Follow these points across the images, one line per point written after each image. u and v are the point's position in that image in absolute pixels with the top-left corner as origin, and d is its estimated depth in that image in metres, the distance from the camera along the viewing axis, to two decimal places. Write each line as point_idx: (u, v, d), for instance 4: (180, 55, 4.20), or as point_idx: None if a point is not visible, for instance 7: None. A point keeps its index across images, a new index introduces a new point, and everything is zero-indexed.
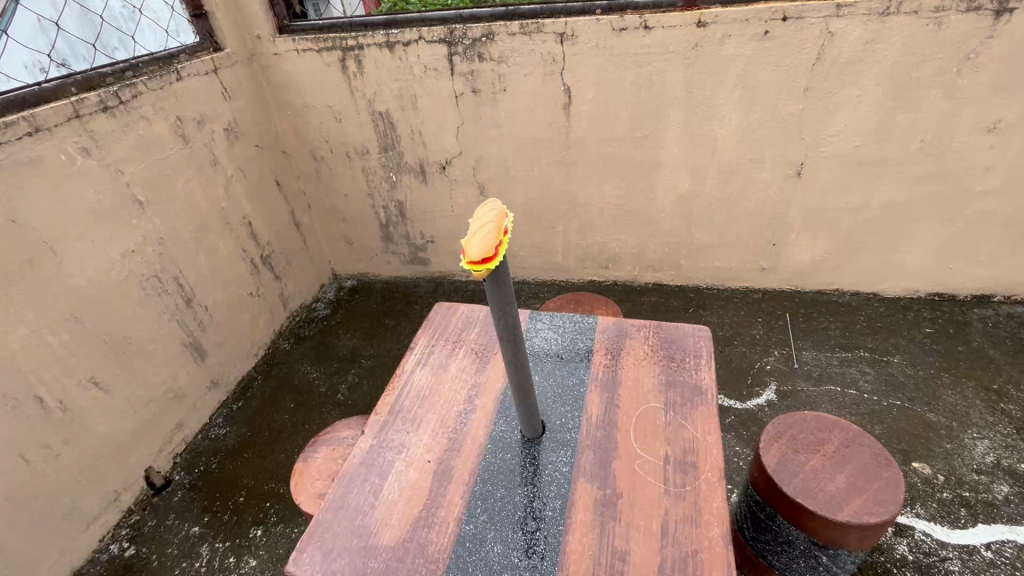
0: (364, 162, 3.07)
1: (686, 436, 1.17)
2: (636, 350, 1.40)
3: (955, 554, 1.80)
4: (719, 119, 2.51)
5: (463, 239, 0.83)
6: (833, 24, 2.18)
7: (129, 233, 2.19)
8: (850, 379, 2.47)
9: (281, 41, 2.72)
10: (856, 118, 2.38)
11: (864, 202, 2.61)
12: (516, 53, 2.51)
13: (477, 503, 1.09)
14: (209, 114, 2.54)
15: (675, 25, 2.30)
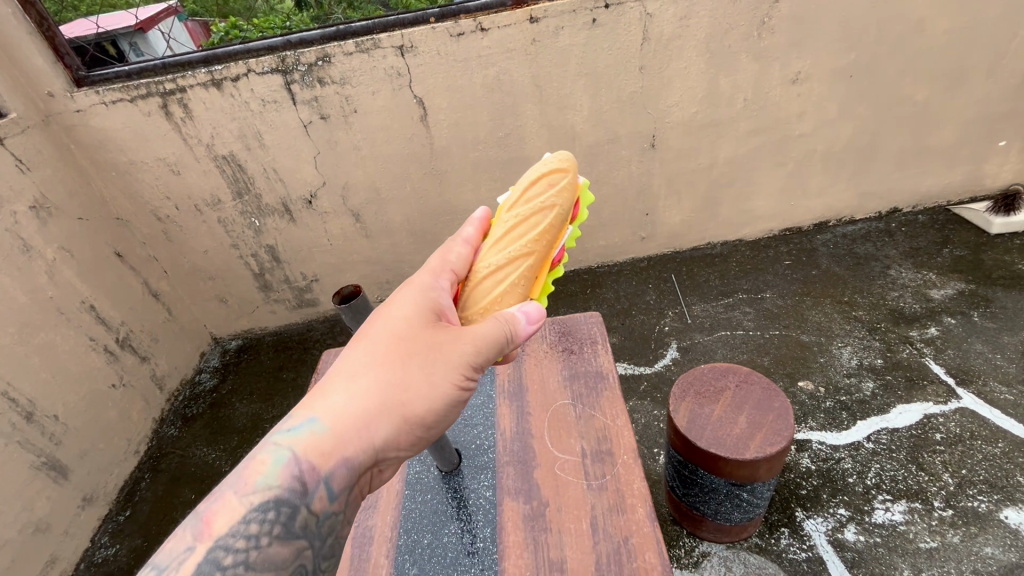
0: (218, 212, 2.79)
1: (597, 425, 1.19)
2: (536, 350, 1.40)
3: (846, 453, 2.03)
4: (572, 108, 2.62)
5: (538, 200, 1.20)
6: (649, 6, 2.35)
7: None
8: (735, 321, 2.71)
9: (81, 95, 2.37)
10: (687, 89, 2.61)
11: (712, 160, 2.87)
12: (357, 72, 2.41)
13: (405, 558, 1.02)
14: (6, 193, 2.14)
15: (509, 23, 2.34)
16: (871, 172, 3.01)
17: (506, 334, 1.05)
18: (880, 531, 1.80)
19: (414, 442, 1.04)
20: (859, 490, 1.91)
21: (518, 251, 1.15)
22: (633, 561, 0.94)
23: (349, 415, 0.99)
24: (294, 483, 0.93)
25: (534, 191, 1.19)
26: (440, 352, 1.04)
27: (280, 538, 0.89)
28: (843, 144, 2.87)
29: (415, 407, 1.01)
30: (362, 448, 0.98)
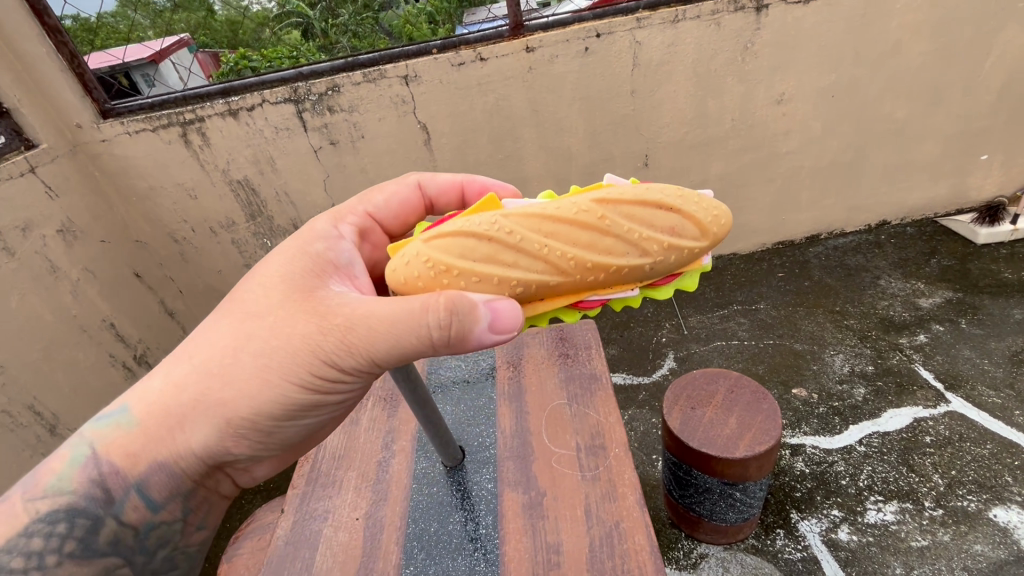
0: (232, 234, 2.92)
1: (592, 422, 1.28)
2: (535, 353, 1.50)
3: (839, 456, 2.09)
4: (567, 130, 2.76)
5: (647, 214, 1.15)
6: (638, 34, 2.50)
7: None
8: (730, 332, 2.80)
9: (107, 126, 2.53)
10: (677, 110, 2.75)
11: (704, 177, 2.99)
12: (364, 100, 2.56)
13: (414, 544, 1.10)
14: (36, 218, 2.28)
15: (507, 53, 2.49)
16: (858, 187, 3.13)
17: (467, 324, 1.00)
18: (873, 530, 1.85)
19: (244, 443, 1.18)
20: (852, 492, 1.96)
21: (566, 261, 1.11)
22: (624, 543, 1.02)
23: (171, 420, 1.16)
24: (95, 492, 1.17)
25: (649, 221, 1.14)
26: (278, 355, 1.11)
27: (89, 522, 1.17)
28: (828, 160, 3.00)
29: (240, 414, 1.12)
30: (177, 453, 1.16)
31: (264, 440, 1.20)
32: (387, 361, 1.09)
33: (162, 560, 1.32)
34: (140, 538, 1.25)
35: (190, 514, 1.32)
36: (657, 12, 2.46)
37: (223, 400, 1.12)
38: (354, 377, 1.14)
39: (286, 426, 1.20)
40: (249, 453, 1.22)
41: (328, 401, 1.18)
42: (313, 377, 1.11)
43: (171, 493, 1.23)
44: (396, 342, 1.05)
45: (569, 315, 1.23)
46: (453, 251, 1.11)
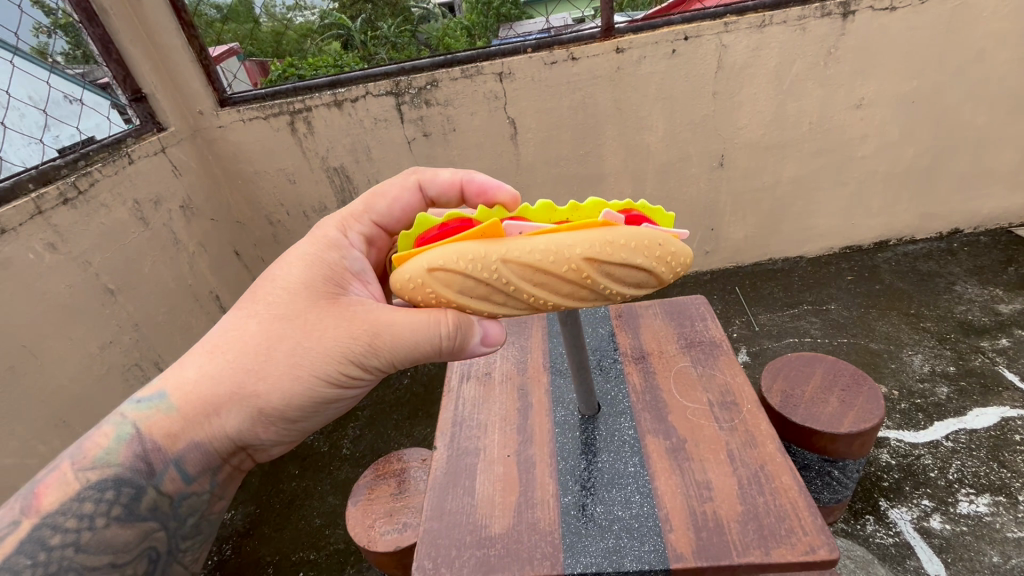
0: (323, 218, 3.11)
1: (719, 381, 1.37)
2: (652, 323, 1.61)
3: (925, 450, 2.11)
4: (648, 128, 2.87)
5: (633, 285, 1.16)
6: (725, 38, 2.61)
7: (103, 324, 2.08)
8: (802, 329, 2.83)
9: (224, 114, 2.74)
10: (756, 112, 2.84)
11: (776, 179, 3.06)
12: (460, 95, 2.72)
13: (567, 478, 1.21)
14: (165, 193, 2.49)
15: (597, 53, 2.63)
16: (932, 193, 3.15)
17: (465, 341, 1.17)
18: (966, 520, 1.87)
19: (273, 432, 1.21)
20: (941, 484, 1.99)
21: (547, 301, 1.13)
22: (771, 482, 1.10)
23: (205, 408, 1.15)
24: (140, 464, 1.14)
25: (630, 275, 1.12)
26: (310, 350, 1.14)
27: (121, 507, 1.11)
28: (903, 166, 3.03)
29: (273, 406, 1.15)
30: (215, 436, 1.16)
31: (290, 431, 1.24)
32: (408, 360, 1.17)
33: (193, 527, 1.23)
34: (175, 506, 1.19)
35: (221, 486, 1.26)
36: (745, 16, 2.56)
37: (258, 392, 1.13)
38: (378, 374, 1.20)
39: (314, 418, 1.24)
40: (276, 441, 1.25)
41: (352, 395, 1.24)
42: (343, 374, 1.16)
43: (206, 469, 1.19)
44: (421, 344, 1.13)
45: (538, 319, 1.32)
46: (442, 282, 1.11)
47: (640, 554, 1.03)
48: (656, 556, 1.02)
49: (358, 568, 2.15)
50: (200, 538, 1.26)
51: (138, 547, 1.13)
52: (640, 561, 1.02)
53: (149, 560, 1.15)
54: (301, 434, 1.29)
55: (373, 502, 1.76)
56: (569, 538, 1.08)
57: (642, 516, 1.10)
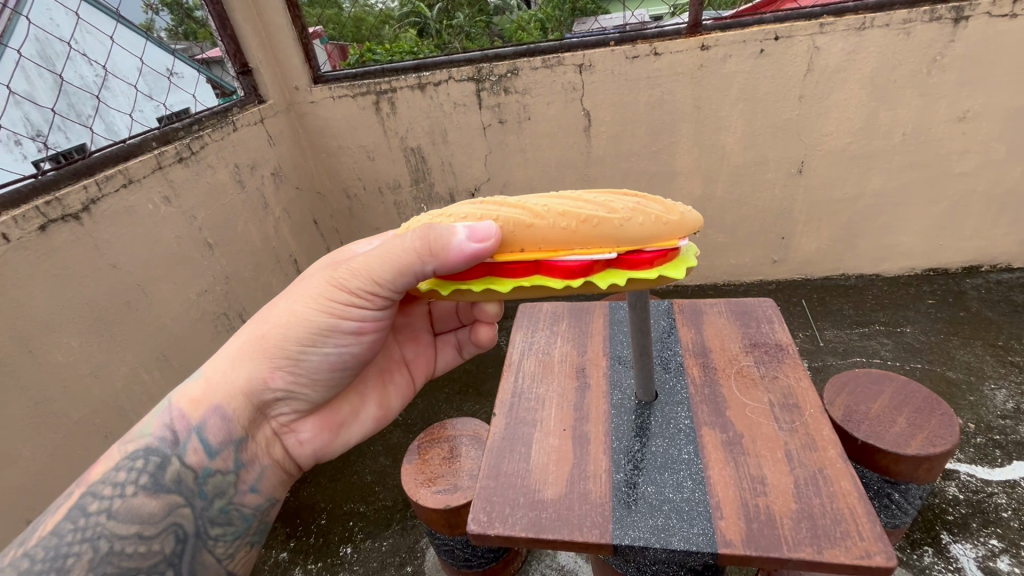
0: (396, 195, 3.26)
1: (782, 383, 1.37)
2: (715, 321, 1.61)
3: (999, 488, 1.98)
4: (725, 129, 2.82)
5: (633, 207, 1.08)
6: (819, 40, 2.52)
7: (201, 272, 2.30)
8: (872, 350, 2.69)
9: (317, 90, 2.93)
10: (844, 119, 2.72)
11: (859, 191, 2.92)
12: (539, 84, 2.77)
13: (620, 456, 1.25)
14: (259, 160, 2.70)
15: (681, 50, 2.61)
16: None
17: (443, 236, 1.09)
18: None
19: (282, 376, 1.26)
20: (1013, 526, 1.87)
21: (536, 208, 1.10)
22: (830, 486, 1.10)
23: (223, 363, 1.27)
24: (167, 432, 1.20)
25: (619, 198, 1.10)
26: (303, 291, 1.26)
27: (151, 477, 1.15)
28: (1005, 187, 2.82)
29: (272, 340, 1.23)
30: (230, 393, 1.24)
31: (298, 374, 1.28)
32: (388, 280, 1.18)
33: (220, 512, 1.24)
34: (200, 483, 1.21)
35: (246, 468, 1.28)
36: (843, 18, 2.46)
37: (261, 331, 1.25)
38: (365, 301, 1.22)
39: (316, 358, 1.27)
40: (288, 389, 1.28)
41: (348, 330, 1.26)
42: (330, 302, 1.22)
43: (227, 437, 1.24)
44: (392, 256, 1.14)
45: (548, 282, 1.11)
46: (442, 212, 1.22)
47: (688, 535, 1.06)
48: (704, 540, 1.04)
49: (404, 525, 2.28)
50: (231, 528, 1.26)
51: (164, 521, 1.15)
52: (688, 541, 1.05)
53: (176, 538, 1.16)
54: (312, 382, 1.31)
55: (426, 462, 1.87)
56: (619, 511, 1.12)
57: (694, 501, 1.12)
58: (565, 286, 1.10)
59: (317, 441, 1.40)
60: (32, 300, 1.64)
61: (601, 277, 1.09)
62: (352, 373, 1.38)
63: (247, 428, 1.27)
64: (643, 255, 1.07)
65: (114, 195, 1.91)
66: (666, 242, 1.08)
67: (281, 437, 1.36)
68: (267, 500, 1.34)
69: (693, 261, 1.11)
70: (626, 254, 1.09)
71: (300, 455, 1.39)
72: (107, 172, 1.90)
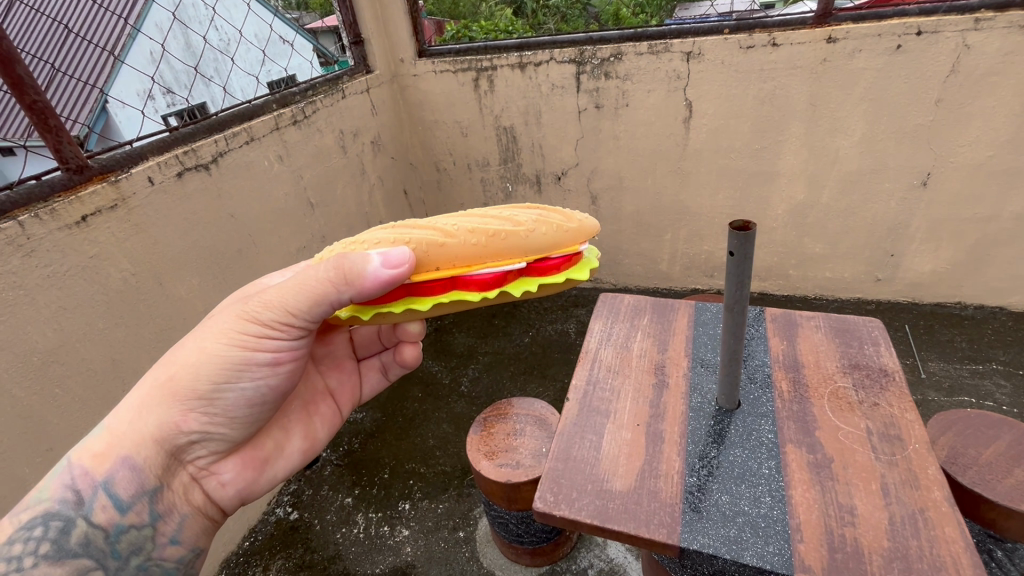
0: (483, 173, 3.30)
1: (884, 412, 1.26)
2: (812, 336, 1.51)
3: None
4: (843, 131, 2.59)
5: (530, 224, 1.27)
6: (971, 37, 2.24)
7: (301, 230, 2.47)
8: (985, 390, 2.42)
9: (420, 64, 3.02)
10: (989, 129, 2.41)
11: (994, 212, 2.60)
12: (642, 71, 2.68)
13: (694, 460, 1.22)
14: (361, 128, 2.83)
15: (804, 41, 2.41)
16: None
17: (358, 264, 1.16)
18: None
19: (196, 417, 1.23)
20: None
21: (448, 228, 1.26)
22: (932, 529, 1.01)
23: (125, 413, 1.21)
24: (68, 494, 1.13)
25: (520, 213, 1.30)
26: (211, 329, 1.25)
27: (52, 544, 1.08)
28: None
29: (181, 382, 1.20)
30: (140, 441, 1.19)
31: (213, 413, 1.26)
32: (303, 309, 1.21)
33: (136, 569, 1.20)
34: (112, 541, 1.16)
35: (161, 520, 1.25)
36: (1006, 13, 2.16)
37: (167, 374, 1.21)
38: (279, 331, 1.24)
39: (231, 396, 1.26)
40: (204, 430, 1.26)
41: (265, 362, 1.27)
42: (241, 335, 1.23)
43: (140, 487, 1.20)
44: (307, 287, 1.18)
45: (466, 295, 1.26)
46: (353, 241, 1.30)
47: (762, 552, 1.02)
48: (779, 560, 1.00)
49: (460, 492, 2.36)
50: None
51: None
52: (761, 558, 1.01)
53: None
54: (229, 419, 1.30)
55: (491, 436, 1.92)
56: (688, 514, 1.10)
57: (771, 518, 1.07)
58: (483, 297, 1.26)
59: (238, 480, 1.39)
60: (166, 239, 1.83)
61: (513, 285, 1.27)
62: (272, 406, 1.40)
63: (158, 475, 1.22)
64: (549, 262, 1.29)
65: (238, 150, 2.09)
66: (567, 247, 1.31)
67: (199, 481, 1.33)
68: (190, 551, 1.31)
69: (592, 262, 1.34)
70: (533, 262, 1.29)
71: (221, 497, 1.37)
72: (234, 129, 2.07)
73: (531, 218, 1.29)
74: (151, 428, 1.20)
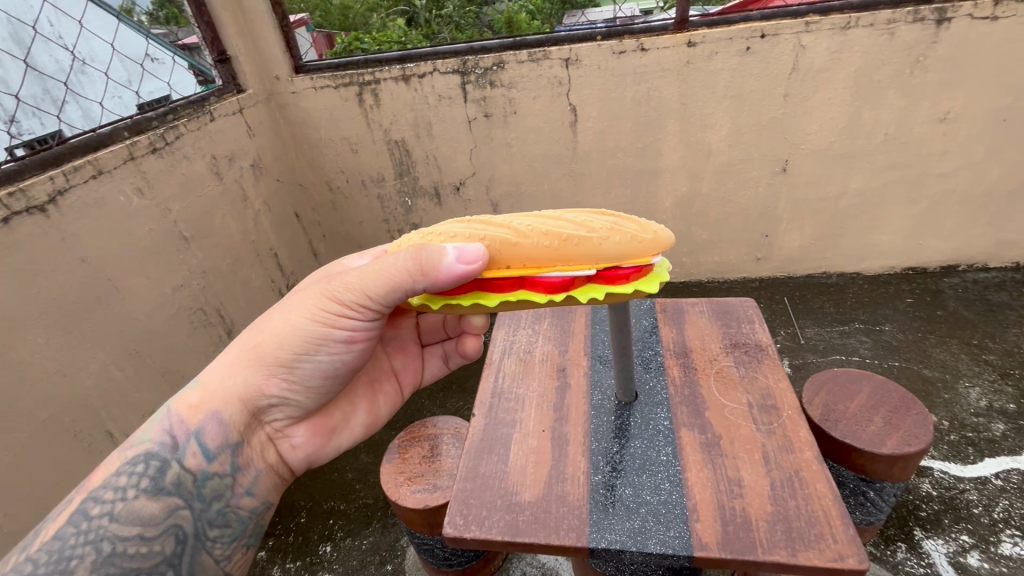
0: (380, 189, 3.20)
1: (761, 384, 1.37)
2: (696, 321, 1.61)
3: (971, 485, 2.02)
4: (711, 127, 2.82)
5: (605, 230, 1.13)
6: (804, 38, 2.52)
7: (176, 267, 2.24)
8: (851, 348, 2.72)
9: (298, 80, 2.87)
10: (829, 118, 2.73)
11: (842, 190, 2.95)
12: (525, 78, 2.74)
13: (599, 458, 1.24)
14: (238, 151, 2.63)
15: (668, 46, 2.59)
16: (1012, 219, 2.95)
17: (432, 257, 1.12)
18: (1007, 562, 1.79)
19: (276, 383, 1.27)
20: (984, 522, 1.91)
21: (522, 227, 1.16)
22: (806, 489, 1.10)
23: (219, 369, 1.29)
24: (167, 437, 1.22)
25: (597, 218, 1.17)
26: (299, 302, 1.26)
27: (150, 483, 1.17)
28: (984, 189, 2.86)
29: (267, 349, 1.24)
30: (228, 399, 1.26)
31: (291, 381, 1.29)
32: (380, 295, 1.19)
33: (217, 514, 1.25)
34: (198, 486, 1.23)
35: (242, 472, 1.29)
36: (829, 17, 2.47)
37: (256, 339, 1.26)
38: (357, 312, 1.23)
39: (310, 367, 1.28)
40: (282, 396, 1.30)
41: (342, 340, 1.26)
42: (321, 312, 1.23)
43: (225, 441, 1.26)
44: (386, 271, 1.16)
45: (532, 297, 1.18)
46: (429, 230, 1.24)
47: (664, 538, 1.06)
48: (680, 543, 1.04)
49: (384, 523, 2.26)
50: (229, 530, 1.27)
51: (164, 523, 1.17)
52: (664, 545, 1.04)
53: (176, 539, 1.18)
54: (305, 389, 1.31)
55: (406, 461, 1.85)
56: (595, 514, 1.12)
57: (671, 504, 1.12)
58: (549, 300, 1.17)
59: (308, 447, 1.41)
60: None
61: (580, 291, 1.16)
62: (343, 381, 1.39)
63: (242, 432, 1.28)
64: (620, 271, 1.15)
65: (83, 186, 1.85)
66: (640, 258, 1.16)
67: (274, 440, 1.37)
68: (262, 504, 1.34)
69: (665, 275, 1.19)
70: (603, 270, 1.16)
71: (292, 459, 1.40)
72: (76, 162, 1.83)
73: (609, 224, 1.15)
74: (237, 389, 1.26)
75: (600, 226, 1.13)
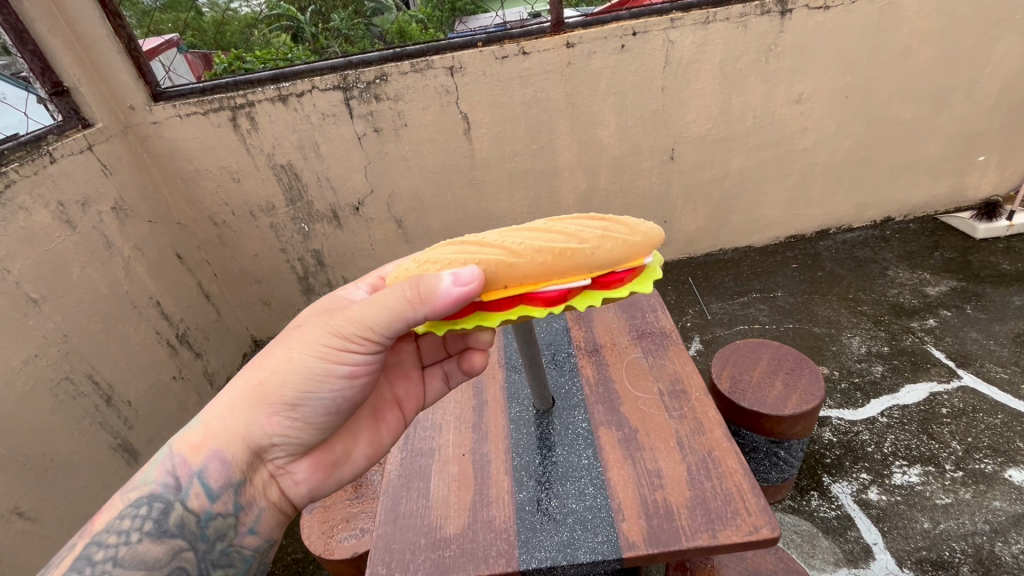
0: (271, 218, 2.98)
1: (670, 370, 1.41)
2: (605, 317, 1.63)
3: (863, 426, 2.24)
4: (600, 123, 2.91)
5: (596, 236, 1.13)
6: (671, 34, 2.67)
7: (25, 336, 1.93)
8: (751, 316, 2.93)
9: (159, 109, 2.59)
10: (703, 107, 2.92)
11: (724, 172, 3.17)
12: (410, 90, 2.67)
13: (523, 474, 1.21)
14: (93, 194, 2.33)
15: (548, 48, 2.64)
16: (866, 183, 3.32)
17: (429, 284, 1.04)
18: (900, 490, 1.99)
19: (278, 422, 1.14)
20: (877, 457, 2.11)
21: (515, 246, 1.12)
22: (719, 467, 1.14)
23: (222, 404, 1.17)
24: (169, 478, 1.10)
25: (586, 226, 1.16)
26: (303, 336, 1.16)
27: (151, 530, 1.04)
28: (840, 158, 3.19)
29: (269, 386, 1.13)
30: (229, 437, 1.14)
31: (294, 418, 1.15)
32: (381, 327, 1.08)
33: (222, 555, 1.11)
34: (202, 526, 1.09)
35: (247, 511, 1.15)
36: (690, 13, 2.63)
37: (259, 376, 1.14)
38: (360, 344, 1.12)
39: (313, 404, 1.15)
40: (285, 435, 1.16)
41: (345, 375, 1.14)
42: (323, 345, 1.12)
43: (229, 480, 1.13)
44: (387, 301, 1.06)
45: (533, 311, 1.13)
46: (428, 257, 1.18)
47: (593, 545, 1.04)
48: (609, 547, 1.03)
49: None
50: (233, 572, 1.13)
51: (168, 566, 1.03)
52: (594, 552, 1.03)
53: None
54: (311, 427, 1.18)
55: (330, 508, 1.71)
56: (523, 534, 1.09)
57: (597, 508, 1.11)
58: (549, 313, 1.13)
59: (315, 488, 1.24)
60: None
61: (579, 300, 1.15)
62: (349, 417, 1.24)
63: (247, 471, 1.15)
64: (615, 275, 1.15)
65: None
66: (633, 260, 1.17)
67: (277, 479, 1.20)
68: (267, 541, 1.19)
69: (659, 271, 1.20)
70: (597, 276, 1.15)
71: (296, 496, 1.23)
72: None
73: (598, 230, 1.15)
74: (238, 428, 1.14)
75: (593, 234, 1.13)
